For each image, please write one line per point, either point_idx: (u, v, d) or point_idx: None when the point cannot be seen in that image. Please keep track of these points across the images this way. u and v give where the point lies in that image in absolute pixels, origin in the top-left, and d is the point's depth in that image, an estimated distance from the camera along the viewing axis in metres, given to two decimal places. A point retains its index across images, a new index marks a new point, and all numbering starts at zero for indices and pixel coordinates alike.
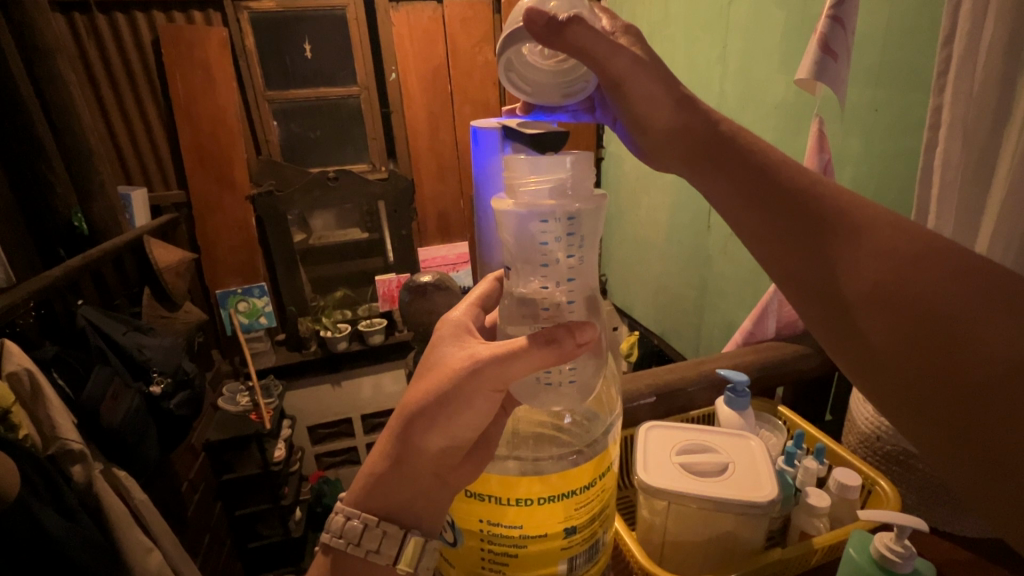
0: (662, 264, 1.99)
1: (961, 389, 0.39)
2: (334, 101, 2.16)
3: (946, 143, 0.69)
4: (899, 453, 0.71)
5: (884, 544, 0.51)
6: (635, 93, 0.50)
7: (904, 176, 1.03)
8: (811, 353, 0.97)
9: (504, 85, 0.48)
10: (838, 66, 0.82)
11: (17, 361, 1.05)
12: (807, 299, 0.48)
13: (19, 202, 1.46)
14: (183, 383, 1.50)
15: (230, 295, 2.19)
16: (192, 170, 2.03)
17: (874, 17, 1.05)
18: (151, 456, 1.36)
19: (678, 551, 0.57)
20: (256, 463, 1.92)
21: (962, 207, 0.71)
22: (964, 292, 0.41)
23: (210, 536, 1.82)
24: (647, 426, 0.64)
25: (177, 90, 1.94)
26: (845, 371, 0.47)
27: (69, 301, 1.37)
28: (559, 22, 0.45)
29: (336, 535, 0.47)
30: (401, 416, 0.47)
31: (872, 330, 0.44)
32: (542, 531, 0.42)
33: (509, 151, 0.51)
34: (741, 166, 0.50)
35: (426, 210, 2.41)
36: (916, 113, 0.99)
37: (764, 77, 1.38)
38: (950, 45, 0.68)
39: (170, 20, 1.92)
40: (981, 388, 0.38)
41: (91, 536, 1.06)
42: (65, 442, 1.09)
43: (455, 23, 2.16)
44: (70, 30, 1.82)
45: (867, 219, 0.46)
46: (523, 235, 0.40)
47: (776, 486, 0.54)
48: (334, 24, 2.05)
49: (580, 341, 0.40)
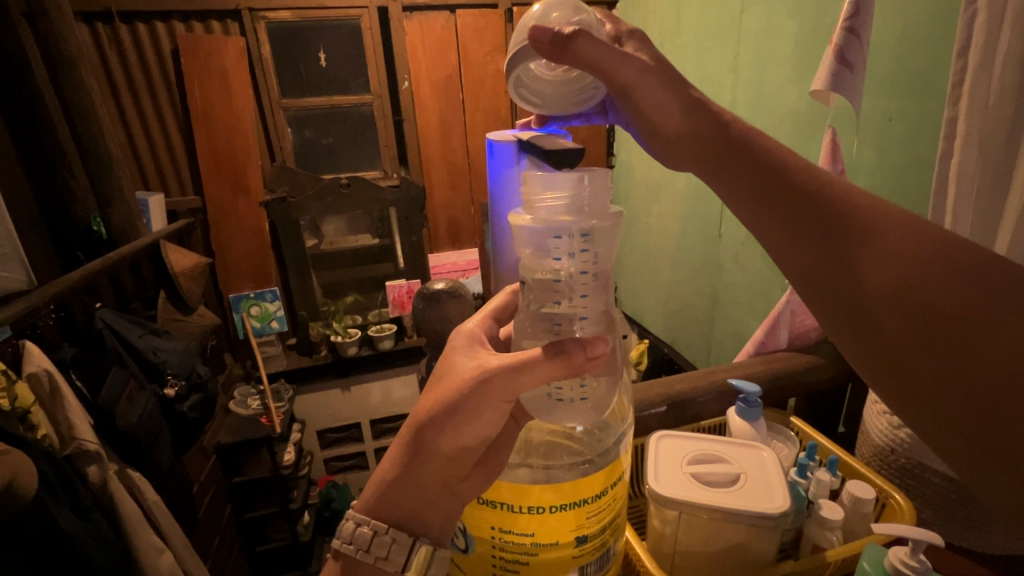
0: (673, 272, 1.99)
1: (978, 389, 0.39)
2: (346, 109, 2.18)
3: (961, 152, 0.69)
4: (913, 465, 0.70)
5: (899, 559, 0.50)
6: (645, 101, 0.51)
7: (917, 187, 1.03)
8: (823, 364, 0.96)
9: (515, 100, 0.50)
10: (851, 76, 0.82)
11: (37, 362, 1.09)
12: (823, 301, 0.47)
13: (39, 205, 1.48)
14: (195, 386, 1.52)
15: (243, 299, 2.23)
16: (208, 176, 2.07)
17: (887, 28, 1.05)
18: (164, 458, 1.37)
19: (689, 562, 0.57)
20: (266, 466, 1.93)
21: (978, 218, 0.71)
22: (978, 294, 0.40)
23: (220, 538, 1.83)
24: (659, 435, 0.64)
25: (194, 97, 1.98)
26: (861, 372, 0.46)
27: (87, 303, 1.40)
28: (564, 36, 0.46)
29: (346, 541, 0.47)
30: (411, 425, 0.47)
31: (892, 331, 0.43)
32: (553, 539, 0.42)
33: (525, 163, 0.51)
34: (749, 167, 0.50)
35: (437, 216, 2.43)
36: (932, 122, 0.99)
37: (775, 86, 1.38)
38: (965, 55, 0.68)
39: (189, 29, 1.96)
40: (999, 388, 0.38)
41: (104, 536, 1.07)
42: (82, 442, 1.10)
43: (468, 33, 2.19)
44: (93, 39, 1.87)
45: (879, 219, 0.45)
46: (539, 253, 0.40)
47: (789, 498, 0.54)
48: (349, 33, 2.08)
49: (591, 355, 0.40)
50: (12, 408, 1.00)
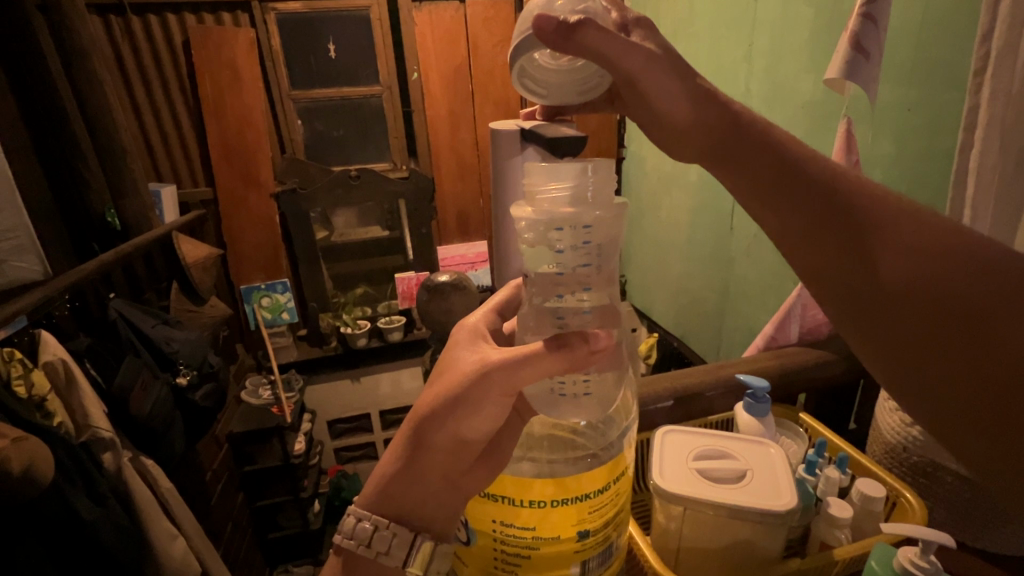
0: (683, 264, 1.96)
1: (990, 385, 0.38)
2: (356, 101, 2.18)
3: (983, 143, 0.67)
4: (926, 464, 0.69)
5: (908, 559, 0.49)
6: (652, 91, 0.50)
7: (936, 179, 1.00)
8: (835, 359, 0.95)
9: (519, 89, 0.52)
10: (867, 64, 0.79)
11: (54, 351, 1.11)
12: (834, 297, 0.46)
13: (54, 196, 1.50)
14: (208, 375, 1.54)
15: (254, 290, 2.25)
16: (219, 168, 2.08)
17: (907, 14, 1.02)
18: (178, 446, 1.39)
19: (693, 558, 0.56)
20: (278, 455, 1.96)
21: (999, 211, 0.68)
22: (993, 288, 0.39)
23: (233, 525, 1.87)
24: (664, 430, 0.63)
25: (205, 88, 1.99)
26: (872, 372, 0.45)
27: (101, 293, 1.43)
28: (568, 25, 0.45)
29: (348, 536, 0.47)
30: (413, 418, 0.47)
31: (907, 326, 0.41)
32: (555, 534, 0.41)
33: (528, 155, 0.55)
34: (761, 157, 0.48)
35: (447, 208, 2.42)
36: (953, 112, 0.96)
37: (791, 75, 1.35)
38: (988, 41, 0.66)
39: (200, 21, 1.96)
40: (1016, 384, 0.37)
41: (120, 522, 1.09)
42: (97, 430, 1.12)
43: (477, 22, 2.17)
44: (106, 31, 1.88)
45: (891, 213, 0.44)
46: (539, 244, 0.40)
47: (796, 496, 0.53)
48: (358, 24, 2.07)
49: (594, 348, 0.40)
50: (29, 396, 1.03)
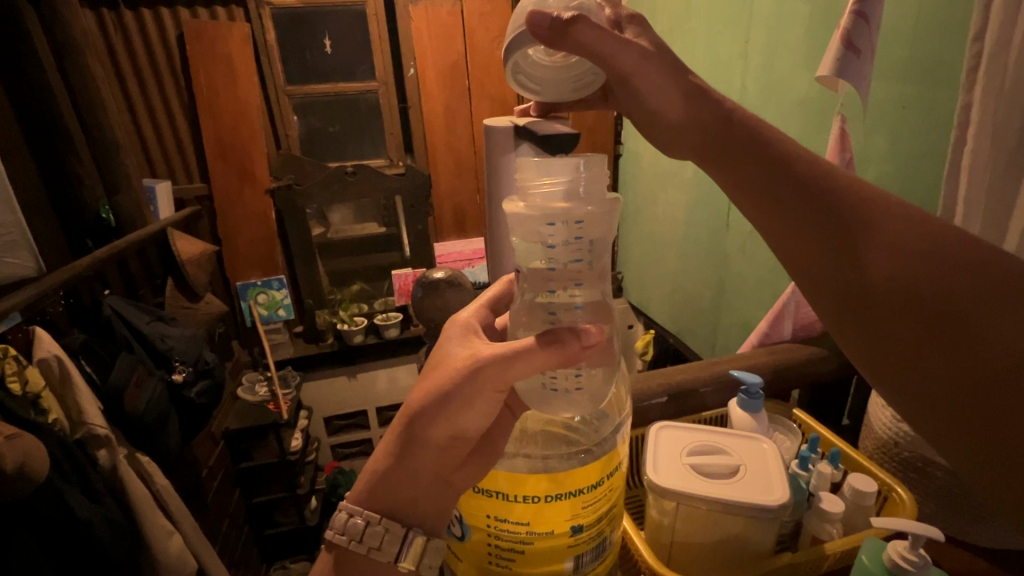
0: (679, 261, 1.97)
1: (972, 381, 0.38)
2: (352, 96, 2.17)
3: (974, 140, 0.67)
4: (917, 459, 0.70)
5: (897, 552, 0.50)
6: (645, 88, 0.50)
7: (929, 176, 1.01)
8: (828, 356, 0.96)
9: (514, 85, 0.51)
10: (860, 61, 0.80)
11: (48, 347, 1.09)
12: (825, 296, 0.46)
13: (47, 192, 1.49)
14: (204, 373, 1.53)
15: (250, 287, 2.24)
16: (214, 164, 2.07)
17: (900, 11, 1.02)
18: (173, 442, 1.39)
19: (685, 552, 0.57)
20: (274, 452, 1.96)
21: (990, 208, 0.69)
22: (978, 286, 0.39)
23: (229, 522, 1.87)
24: (658, 426, 0.63)
25: (200, 84, 1.98)
26: (861, 370, 0.46)
27: (95, 289, 1.42)
28: (563, 21, 0.45)
29: (339, 532, 0.47)
30: (405, 414, 0.48)
31: (895, 324, 0.42)
32: (548, 528, 0.42)
33: (522, 151, 0.55)
34: (751, 157, 0.48)
35: (443, 204, 2.42)
36: (946, 110, 0.96)
37: (786, 72, 1.35)
38: (980, 40, 0.66)
39: (194, 16, 1.95)
40: (999, 380, 0.37)
41: (115, 518, 1.09)
42: (92, 427, 1.12)
43: (474, 18, 2.17)
44: (99, 26, 1.87)
45: (880, 212, 0.44)
46: (531, 239, 0.40)
47: (787, 491, 0.53)
48: (353, 19, 2.07)
49: (585, 344, 0.40)
50: (24, 392, 1.02)
